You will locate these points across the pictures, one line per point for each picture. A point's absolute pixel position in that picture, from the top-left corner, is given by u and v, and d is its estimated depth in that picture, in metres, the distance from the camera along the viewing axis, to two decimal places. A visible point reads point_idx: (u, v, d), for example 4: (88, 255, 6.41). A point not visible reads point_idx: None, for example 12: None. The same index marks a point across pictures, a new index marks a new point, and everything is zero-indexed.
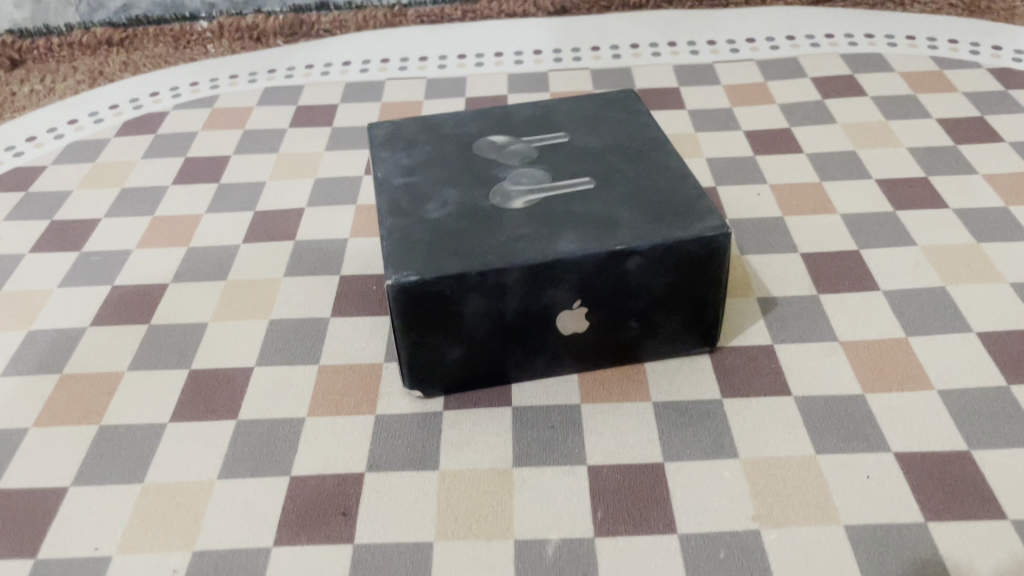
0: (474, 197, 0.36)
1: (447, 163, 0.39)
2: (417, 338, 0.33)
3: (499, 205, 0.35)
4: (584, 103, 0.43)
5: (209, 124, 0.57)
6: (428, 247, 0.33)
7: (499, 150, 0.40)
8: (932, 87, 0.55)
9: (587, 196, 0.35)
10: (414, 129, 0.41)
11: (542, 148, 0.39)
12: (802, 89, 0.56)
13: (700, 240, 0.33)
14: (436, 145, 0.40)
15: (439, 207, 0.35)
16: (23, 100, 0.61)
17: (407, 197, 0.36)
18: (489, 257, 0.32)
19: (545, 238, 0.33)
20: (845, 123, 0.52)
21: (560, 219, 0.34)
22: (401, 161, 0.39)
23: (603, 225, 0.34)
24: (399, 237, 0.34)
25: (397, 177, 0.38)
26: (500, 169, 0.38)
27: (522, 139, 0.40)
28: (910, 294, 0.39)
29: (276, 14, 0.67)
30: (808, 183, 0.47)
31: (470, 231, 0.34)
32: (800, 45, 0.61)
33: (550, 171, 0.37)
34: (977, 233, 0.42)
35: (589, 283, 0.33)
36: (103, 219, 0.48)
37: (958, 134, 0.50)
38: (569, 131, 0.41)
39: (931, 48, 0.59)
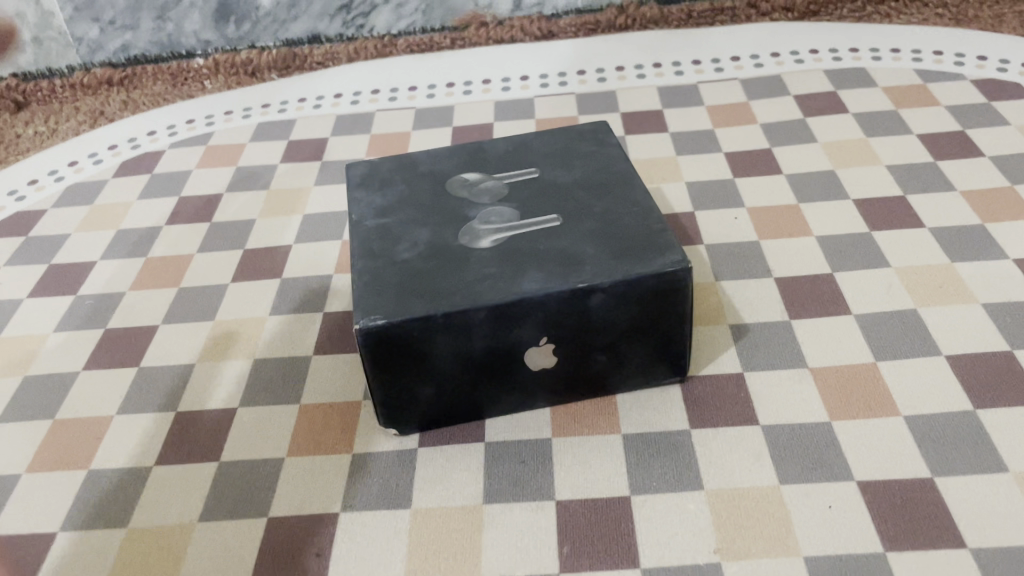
0: (444, 236, 0.37)
1: (420, 202, 0.39)
2: (389, 378, 0.34)
3: (467, 244, 0.36)
4: (557, 137, 0.43)
5: (203, 162, 0.58)
6: (396, 289, 0.34)
7: (471, 187, 0.40)
8: (914, 101, 0.55)
9: (553, 233, 0.36)
10: (390, 168, 0.42)
11: (513, 184, 0.40)
12: (784, 108, 0.56)
13: (662, 275, 0.33)
14: (411, 184, 0.41)
15: (409, 247, 0.36)
16: (28, 143, 0.63)
17: (378, 238, 0.37)
18: (455, 298, 0.33)
19: (511, 277, 0.34)
20: (825, 142, 0.52)
21: (526, 257, 0.35)
22: (375, 201, 0.40)
23: (567, 262, 0.34)
24: (368, 279, 0.34)
25: (370, 218, 0.38)
26: (471, 207, 0.39)
27: (494, 176, 0.41)
28: (881, 318, 0.39)
29: (270, 48, 0.68)
30: (785, 205, 0.47)
31: (437, 271, 0.35)
32: (784, 62, 0.61)
33: (519, 208, 0.38)
34: (952, 253, 0.42)
35: (553, 320, 0.34)
36: (98, 262, 0.50)
37: (938, 149, 0.50)
38: (540, 165, 0.41)
39: (916, 60, 0.59)
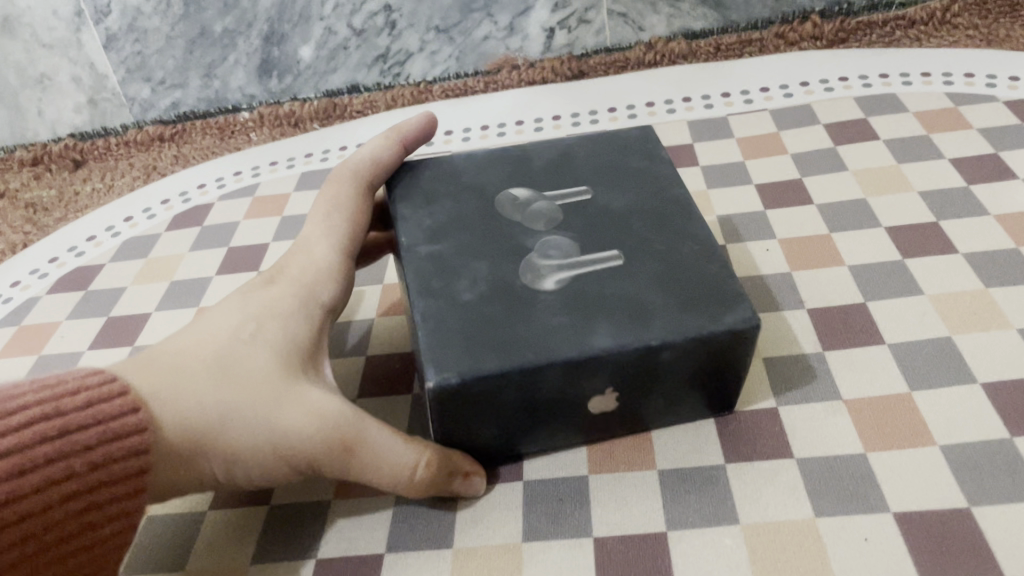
0: (502, 275, 0.37)
1: (473, 228, 0.40)
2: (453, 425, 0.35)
3: (529, 284, 0.36)
4: (601, 156, 0.44)
5: (249, 213, 0.61)
6: (461, 343, 0.34)
7: (521, 207, 0.41)
8: (946, 125, 0.55)
9: (618, 276, 0.36)
10: (440, 186, 0.43)
11: (564, 208, 0.41)
12: (814, 137, 0.56)
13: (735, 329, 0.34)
14: (460, 203, 0.41)
15: (469, 287, 0.36)
16: (87, 199, 0.67)
17: (436, 272, 0.37)
18: (526, 352, 0.33)
19: (580, 330, 0.34)
20: (856, 170, 0.52)
21: (592, 304, 0.35)
22: (424, 222, 0.40)
23: (637, 314, 0.34)
24: (431, 325, 0.35)
25: (422, 245, 0.39)
26: (527, 236, 0.39)
27: (545, 194, 0.41)
28: (915, 347, 0.39)
29: (312, 100, 0.71)
30: (817, 235, 0.48)
31: (502, 317, 0.35)
32: (814, 90, 0.61)
33: (577, 241, 0.38)
34: (986, 278, 0.42)
35: (621, 373, 0.34)
36: (153, 313, 0.52)
37: (971, 173, 0.50)
38: (589, 187, 0.42)
39: (947, 83, 0.59)
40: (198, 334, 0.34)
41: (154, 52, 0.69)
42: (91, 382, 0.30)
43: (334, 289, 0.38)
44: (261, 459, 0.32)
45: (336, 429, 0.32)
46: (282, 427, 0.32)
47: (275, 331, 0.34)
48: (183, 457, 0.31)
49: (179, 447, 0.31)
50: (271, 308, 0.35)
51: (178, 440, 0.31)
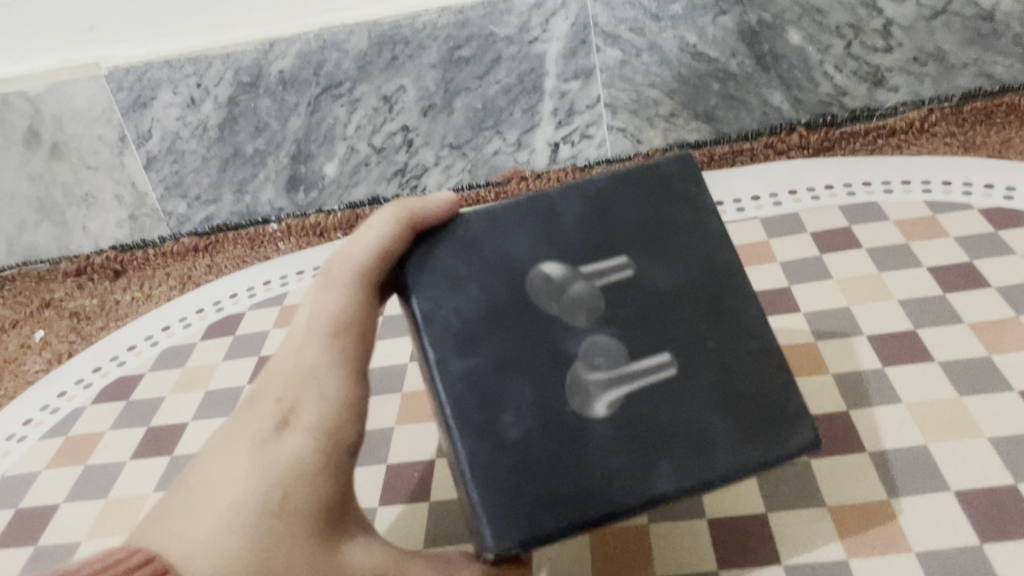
0: (547, 403, 0.37)
1: (508, 325, 0.38)
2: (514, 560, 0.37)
3: (580, 415, 0.36)
4: (642, 218, 0.40)
5: (278, 322, 0.65)
6: (523, 492, 0.35)
7: (558, 289, 0.39)
8: (924, 233, 0.59)
9: (668, 395, 0.37)
10: (461, 265, 0.39)
11: (605, 285, 0.39)
12: (802, 245, 0.61)
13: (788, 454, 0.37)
14: (492, 290, 0.39)
15: (512, 417, 0.36)
16: (126, 308, 0.72)
17: (480, 395, 0.37)
18: (596, 505, 0.35)
19: (642, 470, 0.36)
20: (840, 278, 0.56)
21: (647, 442, 0.36)
22: (452, 318, 0.38)
23: (699, 446, 0.36)
24: (484, 470, 0.35)
25: (454, 357, 0.37)
26: (569, 338, 0.38)
27: (580, 268, 0.39)
28: (894, 454, 0.42)
29: (335, 212, 0.76)
30: (803, 343, 0.51)
31: (560, 457, 0.36)
32: (801, 199, 0.65)
33: (620, 340, 0.38)
34: (960, 386, 0.46)
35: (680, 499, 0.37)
36: (189, 422, 0.56)
37: (946, 281, 0.54)
38: (630, 253, 0.40)
39: (925, 190, 0.63)
40: (229, 512, 0.34)
41: (191, 171, 0.75)
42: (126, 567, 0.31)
43: (355, 429, 0.37)
44: None
45: None
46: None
47: (304, 499, 0.35)
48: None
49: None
50: (299, 475, 0.35)
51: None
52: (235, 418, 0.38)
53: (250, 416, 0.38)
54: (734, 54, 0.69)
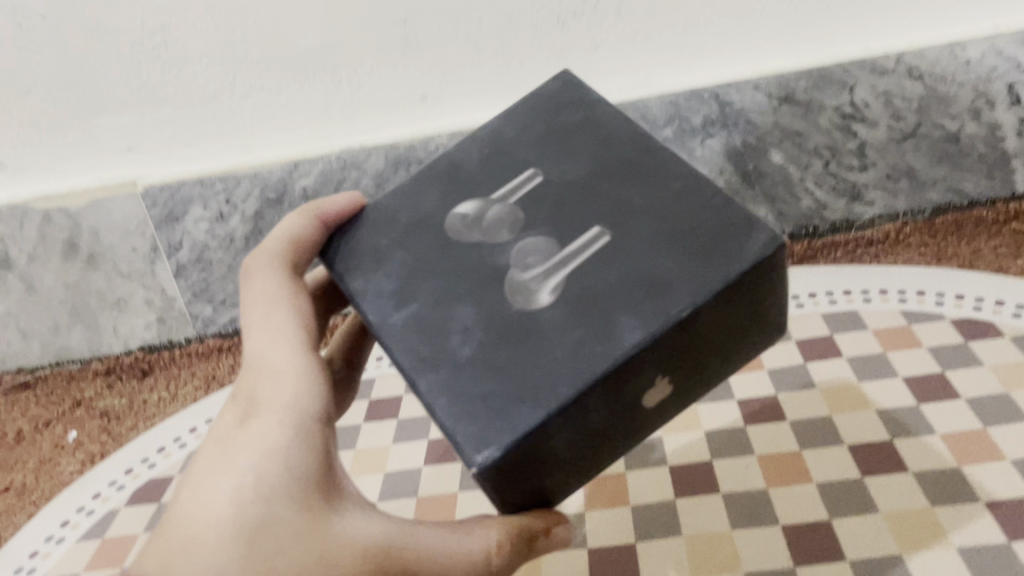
0: (491, 316, 0.41)
1: (437, 269, 0.44)
2: (531, 467, 0.38)
3: (527, 308, 0.41)
4: (539, 141, 0.49)
5: None
6: (489, 396, 0.38)
7: (476, 222, 0.47)
8: (900, 343, 0.63)
9: (604, 268, 0.41)
10: (382, 238, 0.47)
11: (519, 196, 0.47)
12: (788, 353, 0.65)
13: (743, 257, 0.39)
14: (416, 245, 0.46)
15: (459, 337, 0.41)
16: (154, 408, 0.76)
17: (424, 326, 0.42)
18: (561, 387, 0.37)
19: (605, 332, 0.38)
20: (822, 387, 0.61)
21: (599, 309, 0.40)
22: (383, 286, 0.44)
23: (655, 293, 0.39)
24: (448, 391, 0.39)
25: (393, 313, 0.43)
26: (500, 254, 0.44)
27: (492, 197, 0.47)
28: (872, 563, 0.47)
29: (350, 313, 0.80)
30: (788, 452, 0.56)
31: (517, 355, 0.39)
32: (787, 306, 0.70)
33: (545, 237, 0.44)
34: (932, 497, 0.50)
35: (665, 355, 0.39)
36: None
37: (920, 392, 0.58)
38: (537, 169, 0.48)
39: (901, 299, 0.69)
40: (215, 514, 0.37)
41: (218, 278, 0.81)
42: None
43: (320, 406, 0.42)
44: None
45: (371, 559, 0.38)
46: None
47: (281, 475, 0.39)
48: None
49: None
50: (269, 454, 0.39)
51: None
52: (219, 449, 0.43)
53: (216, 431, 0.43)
54: (721, 172, 0.75)
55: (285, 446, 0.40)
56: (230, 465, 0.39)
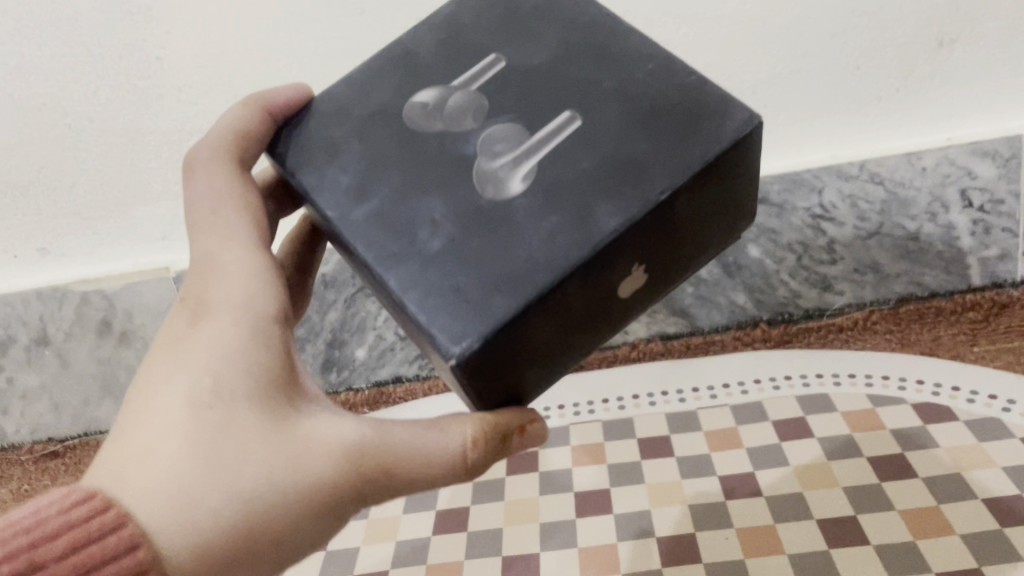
0: (459, 207, 0.44)
1: (400, 162, 0.47)
2: (513, 357, 0.42)
3: (498, 198, 0.44)
4: (499, 24, 0.52)
5: None
6: (463, 290, 0.41)
7: (436, 110, 0.50)
8: (866, 424, 0.70)
9: (570, 153, 0.45)
10: (336, 131, 0.50)
11: (483, 82, 0.50)
12: (765, 432, 0.72)
13: (720, 137, 0.44)
14: (371, 137, 0.49)
15: (427, 231, 0.44)
16: None
17: (390, 223, 0.45)
18: (536, 276, 0.41)
19: (581, 216, 0.42)
20: (796, 465, 0.68)
21: (571, 196, 0.43)
22: (343, 179, 0.48)
23: (630, 175, 0.43)
24: (420, 281, 0.42)
25: (356, 209, 0.46)
26: (465, 142, 0.48)
27: (453, 85, 0.50)
28: None
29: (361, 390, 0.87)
30: (764, 525, 0.63)
31: (488, 242, 0.42)
32: (764, 387, 0.77)
33: (511, 121, 0.48)
34: (889, 567, 0.58)
35: (642, 237, 0.43)
36: None
37: (882, 471, 0.65)
38: (499, 53, 0.51)
39: (868, 383, 0.75)
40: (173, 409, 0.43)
41: None
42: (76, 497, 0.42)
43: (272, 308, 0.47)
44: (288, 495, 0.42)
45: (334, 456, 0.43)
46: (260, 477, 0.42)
47: (240, 382, 0.43)
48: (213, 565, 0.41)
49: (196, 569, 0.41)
50: (223, 355, 0.44)
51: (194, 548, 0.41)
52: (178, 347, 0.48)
53: (171, 329, 0.47)
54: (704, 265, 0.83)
55: (238, 351, 0.44)
56: (185, 365, 0.44)
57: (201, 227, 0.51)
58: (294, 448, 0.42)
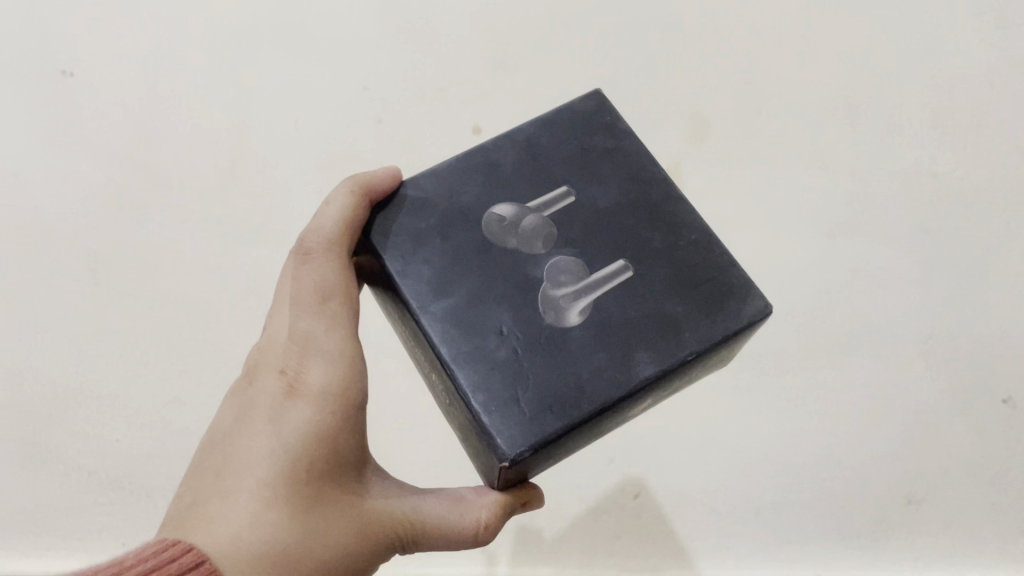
0: (522, 325, 0.57)
1: (473, 264, 0.60)
2: (545, 455, 0.56)
3: (558, 326, 0.57)
4: (569, 169, 0.65)
5: None
6: (522, 401, 0.54)
7: (509, 224, 0.62)
8: None
9: (624, 294, 0.59)
10: (424, 221, 0.62)
11: (549, 210, 0.63)
12: None
13: (740, 317, 0.58)
14: (452, 236, 0.61)
15: (496, 339, 0.56)
16: None
17: (467, 324, 0.57)
18: (574, 398, 0.54)
19: (627, 357, 0.56)
20: None
21: (618, 339, 0.57)
22: (423, 271, 0.59)
23: (668, 331, 0.57)
24: (486, 385, 0.54)
25: (436, 302, 0.58)
26: (534, 264, 0.60)
27: (528, 211, 0.62)
28: None
29: None
30: None
31: (546, 364, 0.56)
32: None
33: (572, 252, 0.61)
34: None
35: (659, 385, 0.58)
36: None
37: None
38: (568, 185, 0.64)
39: None
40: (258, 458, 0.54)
41: None
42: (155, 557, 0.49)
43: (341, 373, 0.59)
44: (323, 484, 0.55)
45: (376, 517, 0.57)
46: (333, 559, 0.54)
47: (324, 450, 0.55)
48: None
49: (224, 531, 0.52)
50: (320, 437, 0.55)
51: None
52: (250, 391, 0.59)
53: (267, 395, 0.58)
54: None
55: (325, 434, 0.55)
56: (274, 438, 0.55)
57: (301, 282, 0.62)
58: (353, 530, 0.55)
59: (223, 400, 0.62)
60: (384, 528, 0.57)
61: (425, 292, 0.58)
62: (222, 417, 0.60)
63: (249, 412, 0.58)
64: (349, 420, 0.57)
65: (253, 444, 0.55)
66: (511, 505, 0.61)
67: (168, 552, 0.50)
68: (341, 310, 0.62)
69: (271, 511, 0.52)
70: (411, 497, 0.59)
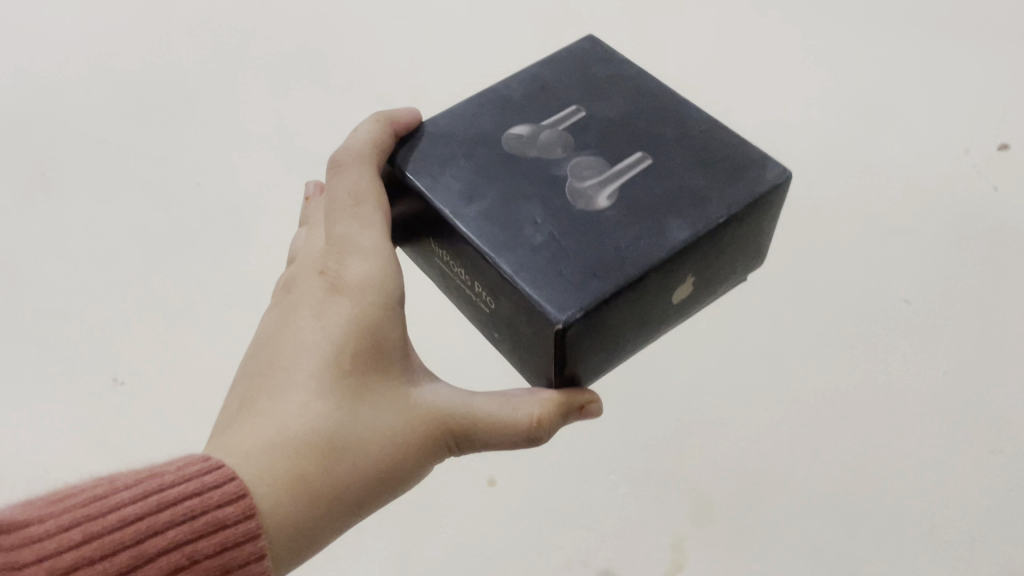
0: (554, 217, 0.68)
1: (497, 188, 0.71)
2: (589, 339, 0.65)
3: (590, 207, 0.69)
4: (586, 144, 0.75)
5: None
6: (564, 272, 0.64)
7: (530, 139, 0.75)
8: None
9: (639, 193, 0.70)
10: (452, 158, 0.75)
11: (564, 127, 0.76)
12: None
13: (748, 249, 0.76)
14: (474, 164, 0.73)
15: (531, 228, 0.68)
16: None
17: (498, 220, 0.68)
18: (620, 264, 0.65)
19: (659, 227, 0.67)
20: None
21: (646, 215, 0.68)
22: (454, 188, 0.71)
23: (694, 206, 0.69)
24: (531, 262, 0.65)
25: (468, 208, 0.70)
26: (559, 168, 0.72)
27: (540, 126, 0.76)
28: None
29: None
30: None
31: (591, 241, 0.66)
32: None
33: (594, 154, 0.73)
34: None
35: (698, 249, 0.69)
36: None
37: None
38: (577, 105, 0.78)
39: None
40: (306, 356, 0.64)
41: None
42: (183, 482, 0.55)
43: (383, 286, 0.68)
44: (367, 380, 0.64)
45: (420, 411, 0.65)
46: (378, 449, 0.63)
47: (360, 353, 0.64)
48: (294, 531, 0.59)
49: (275, 439, 0.60)
50: (359, 338, 0.64)
51: (291, 503, 0.59)
52: (299, 292, 0.69)
53: (311, 295, 0.68)
54: None
55: (357, 334, 0.64)
56: (321, 334, 0.64)
57: (341, 200, 0.72)
58: (392, 418, 0.64)
59: (268, 309, 0.71)
60: (430, 422, 0.65)
61: (456, 202, 0.70)
62: (269, 324, 0.70)
63: (296, 313, 0.67)
64: (386, 313, 0.66)
65: (304, 343, 0.64)
66: (568, 405, 0.67)
67: (215, 476, 0.56)
68: (374, 214, 0.72)
69: (321, 407, 0.62)
70: (462, 392, 0.67)
